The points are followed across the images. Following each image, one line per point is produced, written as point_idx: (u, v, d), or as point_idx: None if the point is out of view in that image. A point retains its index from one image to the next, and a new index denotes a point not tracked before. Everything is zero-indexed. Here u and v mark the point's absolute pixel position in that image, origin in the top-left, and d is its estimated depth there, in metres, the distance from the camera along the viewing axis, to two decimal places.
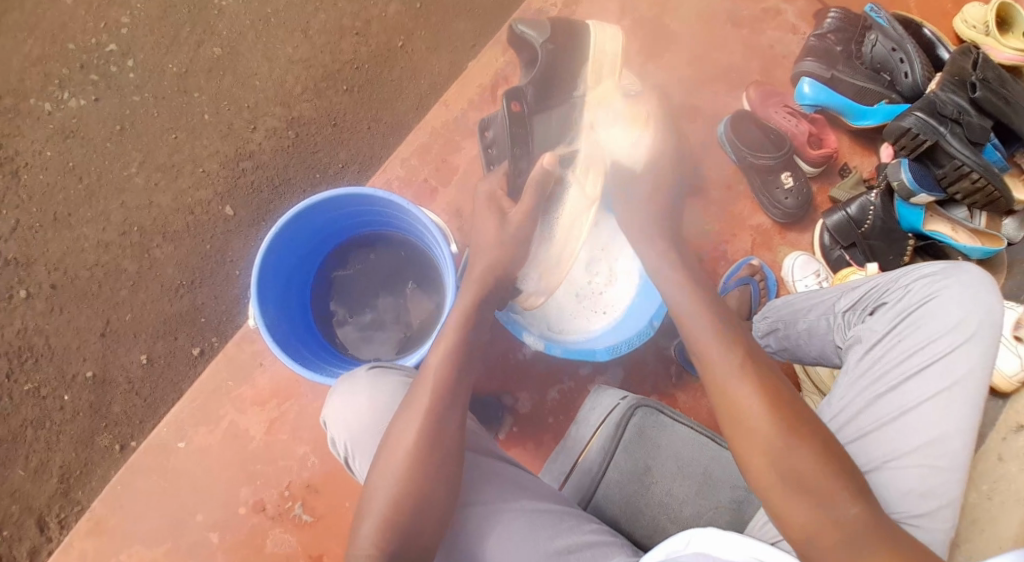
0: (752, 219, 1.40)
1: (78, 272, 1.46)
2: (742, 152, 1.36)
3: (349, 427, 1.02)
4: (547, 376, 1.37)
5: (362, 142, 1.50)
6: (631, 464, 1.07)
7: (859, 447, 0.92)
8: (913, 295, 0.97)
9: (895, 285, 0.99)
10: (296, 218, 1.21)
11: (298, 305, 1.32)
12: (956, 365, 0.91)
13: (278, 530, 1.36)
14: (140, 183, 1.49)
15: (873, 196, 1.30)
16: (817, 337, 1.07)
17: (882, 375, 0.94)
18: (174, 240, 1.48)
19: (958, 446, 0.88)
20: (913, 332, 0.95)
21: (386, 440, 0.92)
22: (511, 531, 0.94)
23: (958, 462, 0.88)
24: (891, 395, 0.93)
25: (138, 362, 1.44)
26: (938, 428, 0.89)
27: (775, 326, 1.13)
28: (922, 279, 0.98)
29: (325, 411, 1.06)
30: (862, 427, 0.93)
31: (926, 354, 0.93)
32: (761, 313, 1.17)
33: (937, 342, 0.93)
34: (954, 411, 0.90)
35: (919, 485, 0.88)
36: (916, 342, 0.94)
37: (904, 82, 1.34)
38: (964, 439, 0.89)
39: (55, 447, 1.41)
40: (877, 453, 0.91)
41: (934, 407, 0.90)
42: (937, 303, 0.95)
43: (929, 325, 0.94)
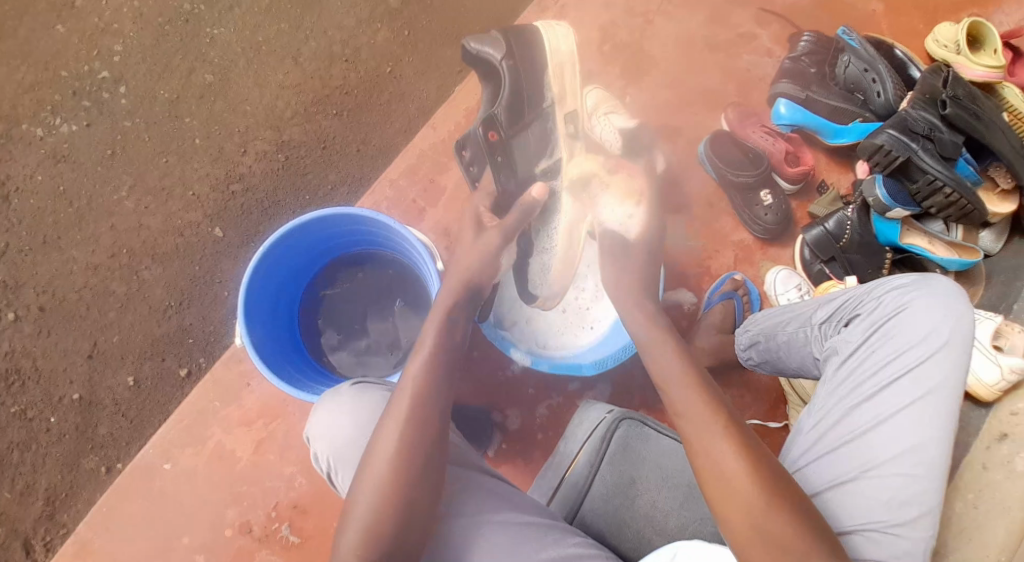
0: (734, 235, 1.43)
1: (67, 295, 1.47)
2: (721, 170, 1.39)
3: (332, 441, 1.02)
4: (534, 392, 1.38)
5: (351, 165, 1.52)
6: (616, 476, 1.08)
7: (837, 455, 0.93)
8: (885, 307, 0.99)
9: (868, 297, 1.02)
10: (282, 239, 1.22)
11: (287, 325, 1.33)
12: (929, 373, 0.93)
13: (265, 552, 1.34)
14: (130, 206, 1.51)
15: (849, 211, 1.32)
16: (796, 349, 1.09)
17: (858, 385, 0.96)
18: (162, 262, 1.49)
19: (933, 454, 0.90)
20: (888, 342, 0.97)
21: (368, 451, 0.92)
22: (495, 544, 0.94)
23: (934, 469, 0.90)
24: (866, 404, 0.95)
25: (126, 384, 1.43)
26: (913, 437, 0.91)
27: (756, 339, 1.15)
28: (894, 291, 1.00)
29: (309, 426, 1.06)
30: (839, 436, 0.94)
31: (900, 364, 0.95)
32: (743, 326, 1.19)
33: (910, 352, 0.95)
34: (929, 419, 0.92)
35: (897, 493, 0.89)
36: (891, 352, 0.96)
37: (877, 101, 1.37)
38: (939, 447, 0.90)
39: (40, 471, 1.40)
40: (856, 462, 0.92)
41: (908, 415, 0.92)
42: (909, 314, 0.97)
43: (902, 335, 0.97)
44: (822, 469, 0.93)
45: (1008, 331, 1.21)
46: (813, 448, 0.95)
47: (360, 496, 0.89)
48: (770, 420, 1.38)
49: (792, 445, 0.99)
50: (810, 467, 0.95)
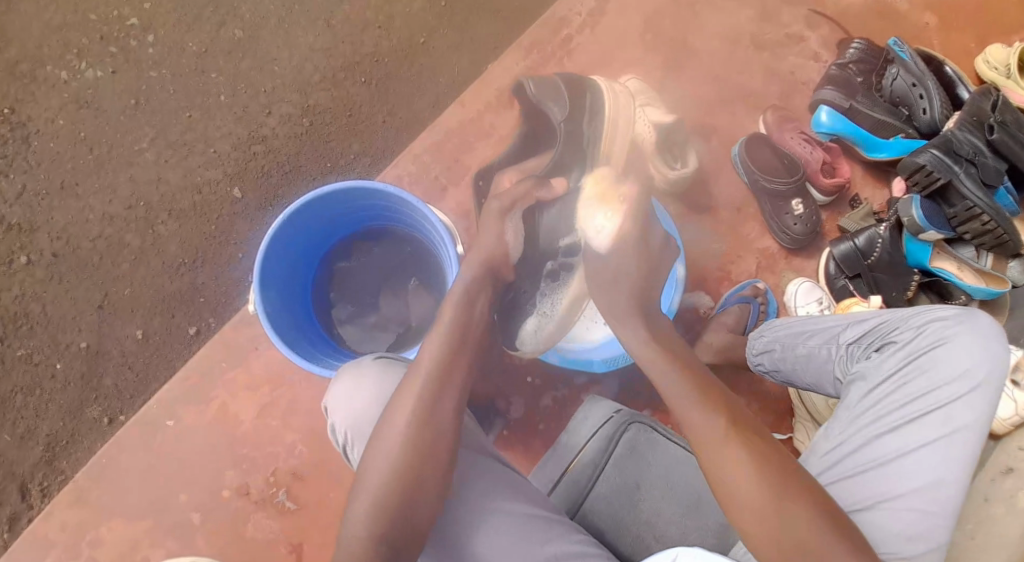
0: (759, 243, 1.40)
1: (81, 243, 1.46)
2: (755, 175, 1.37)
3: (354, 410, 1.00)
4: (541, 381, 1.37)
5: (375, 136, 1.50)
6: (621, 479, 1.07)
7: (852, 483, 0.92)
8: (923, 338, 0.97)
9: (906, 325, 0.99)
10: (295, 214, 1.20)
11: (299, 293, 1.31)
12: (959, 413, 0.92)
13: (260, 514, 1.35)
14: (149, 158, 1.49)
15: (881, 229, 1.30)
16: (815, 365, 1.07)
17: (883, 414, 0.94)
18: (179, 218, 1.47)
19: (952, 494, 0.89)
20: (920, 375, 0.95)
21: (382, 422, 0.92)
22: (498, 531, 0.94)
23: (948, 510, 0.89)
24: (890, 435, 0.93)
25: (134, 337, 1.43)
26: (933, 474, 0.90)
27: (772, 347, 1.13)
28: (934, 322, 0.98)
29: (330, 392, 1.04)
30: (857, 464, 0.93)
31: (930, 400, 0.93)
32: (758, 331, 1.16)
33: (942, 389, 0.94)
34: (952, 458, 0.90)
35: (910, 529, 0.88)
36: (922, 386, 0.94)
37: (923, 118, 1.34)
38: (956, 489, 0.89)
39: (43, 416, 1.41)
40: (871, 492, 0.91)
41: (933, 452, 0.91)
42: (947, 350, 0.95)
43: (935, 371, 0.95)
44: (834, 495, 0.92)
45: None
46: (829, 472, 0.94)
47: (371, 474, 0.89)
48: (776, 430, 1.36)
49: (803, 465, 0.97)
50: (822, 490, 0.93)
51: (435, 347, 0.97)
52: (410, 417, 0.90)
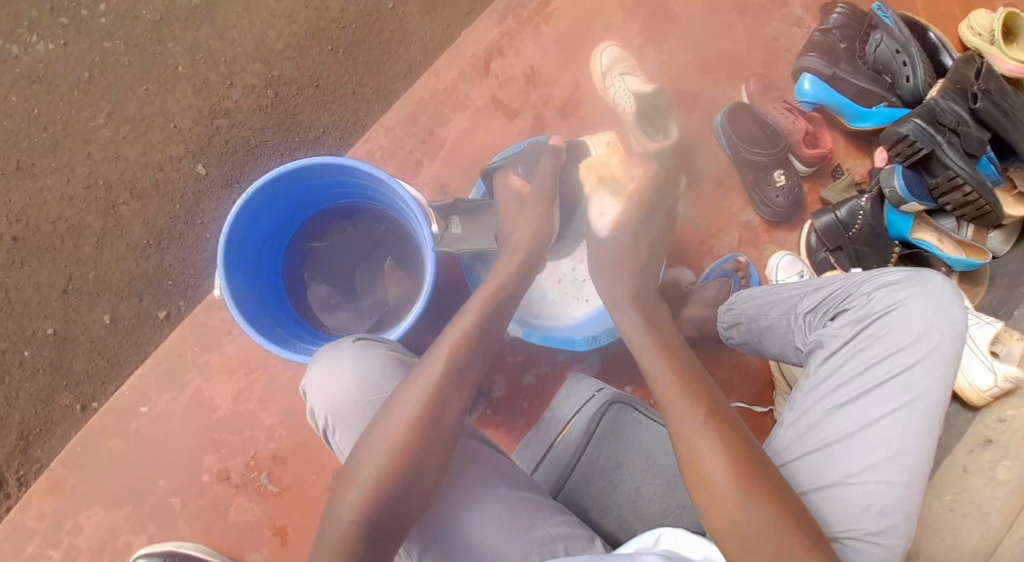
0: (740, 215, 1.39)
1: (40, 225, 1.41)
2: (736, 145, 1.34)
3: (345, 391, 0.97)
4: (522, 358, 1.36)
5: (346, 108, 1.45)
6: (602, 461, 1.06)
7: (816, 459, 0.91)
8: (876, 303, 0.97)
9: (858, 291, 0.99)
10: (260, 193, 1.15)
11: (269, 279, 1.27)
12: (916, 378, 0.92)
13: (242, 498, 1.35)
14: (107, 135, 1.43)
15: (862, 202, 1.28)
16: (778, 336, 1.08)
17: (842, 383, 0.94)
18: (142, 198, 1.42)
19: (914, 462, 0.89)
20: (876, 341, 0.95)
21: (382, 414, 0.90)
22: (491, 518, 0.93)
23: (914, 477, 0.88)
24: (849, 406, 0.93)
25: (102, 322, 1.39)
26: (895, 443, 0.89)
27: (737, 320, 1.14)
28: (886, 287, 0.98)
29: (315, 368, 0.99)
30: (819, 438, 0.92)
31: (887, 366, 0.93)
32: (724, 305, 1.17)
33: (898, 354, 0.93)
34: (913, 426, 0.90)
35: (875, 501, 0.87)
36: (878, 352, 0.94)
37: (906, 86, 1.32)
38: (919, 455, 0.89)
39: (14, 405, 1.38)
40: (835, 466, 0.90)
41: (893, 421, 0.90)
42: (899, 313, 0.95)
43: (891, 336, 0.95)
44: (798, 471, 0.92)
45: (1007, 338, 1.14)
46: (791, 446, 0.94)
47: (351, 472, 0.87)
48: (756, 404, 1.37)
49: (769, 442, 0.97)
50: (787, 467, 0.93)
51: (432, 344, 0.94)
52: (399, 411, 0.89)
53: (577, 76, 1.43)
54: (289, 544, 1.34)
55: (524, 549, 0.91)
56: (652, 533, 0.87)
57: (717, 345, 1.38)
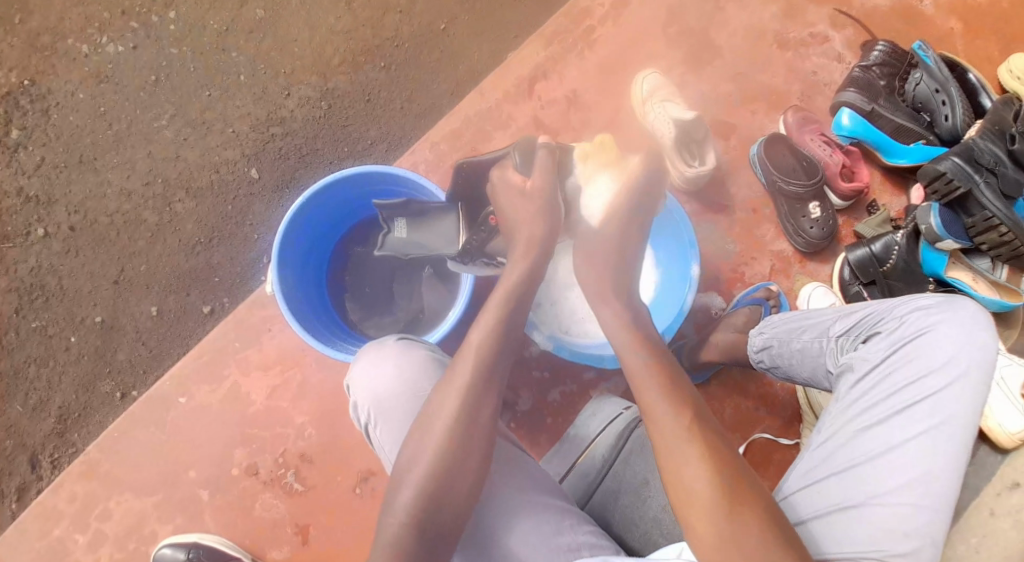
0: (775, 244, 1.41)
1: (99, 218, 1.47)
2: (773, 176, 1.37)
3: (390, 386, 0.99)
4: (550, 374, 1.38)
5: (393, 122, 1.50)
6: (630, 476, 1.07)
7: (844, 480, 0.92)
8: (907, 327, 0.99)
9: (890, 314, 1.01)
10: (315, 194, 1.20)
11: (315, 277, 1.31)
12: (946, 403, 0.92)
13: (268, 495, 1.38)
14: (169, 136, 1.49)
15: (897, 236, 1.30)
16: (809, 359, 1.09)
17: (872, 406, 0.95)
18: (197, 197, 1.48)
19: (943, 486, 0.89)
20: (906, 365, 0.96)
21: (424, 412, 0.93)
22: (520, 524, 0.94)
23: (942, 501, 0.89)
24: (879, 429, 0.94)
25: (149, 313, 1.44)
26: (923, 466, 0.90)
27: (769, 343, 1.15)
28: (917, 312, 0.99)
29: (362, 364, 1.02)
30: (847, 459, 0.93)
31: (917, 390, 0.94)
32: (756, 328, 1.18)
33: (928, 378, 0.94)
34: (942, 450, 0.91)
35: (902, 524, 0.88)
36: (908, 375, 0.95)
37: (944, 125, 1.35)
38: (948, 480, 0.89)
39: (55, 389, 1.42)
40: (864, 487, 0.91)
41: (922, 444, 0.91)
42: (930, 337, 0.96)
43: (921, 360, 0.96)
44: (826, 492, 0.92)
45: None
46: (820, 467, 0.95)
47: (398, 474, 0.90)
48: (783, 436, 1.37)
49: (798, 462, 0.98)
50: (815, 487, 0.94)
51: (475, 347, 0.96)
52: (442, 416, 0.91)
53: (618, 102, 1.47)
54: (310, 544, 1.36)
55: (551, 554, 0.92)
56: (675, 547, 0.90)
57: (745, 373, 1.39)
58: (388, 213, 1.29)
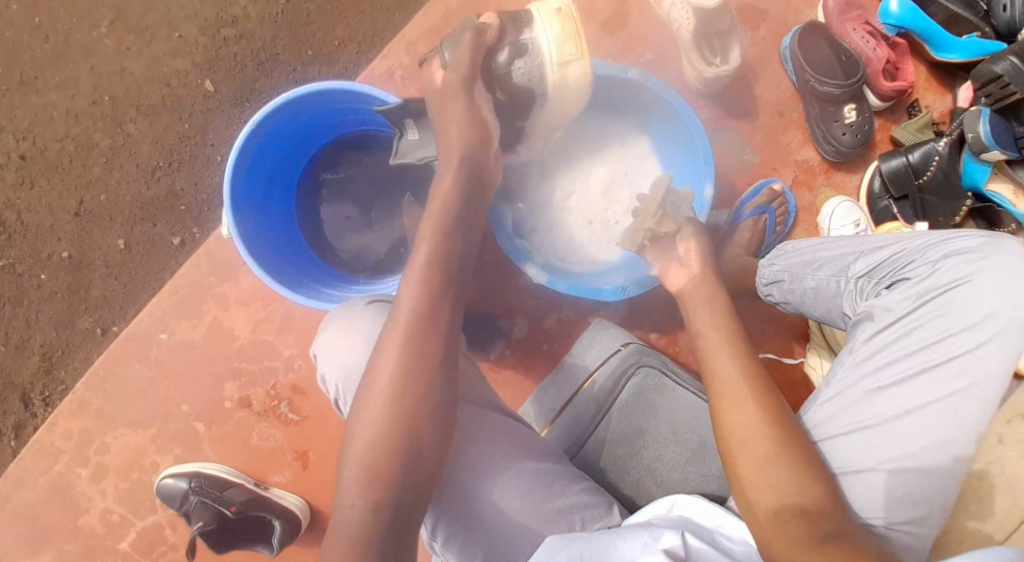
0: (799, 153, 1.27)
1: (48, 144, 1.35)
2: (806, 74, 1.21)
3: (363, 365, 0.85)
4: (544, 300, 1.31)
5: (364, 19, 1.32)
6: (624, 427, 1.01)
7: (852, 444, 0.84)
8: (942, 275, 0.88)
9: (923, 258, 0.90)
10: (272, 115, 1.04)
11: (279, 209, 1.17)
12: (976, 363, 0.84)
13: (264, 425, 1.37)
14: (110, 46, 1.33)
15: (941, 144, 1.17)
16: (822, 298, 0.98)
17: (892, 362, 0.86)
18: (150, 115, 1.34)
19: (959, 449, 0.83)
20: (936, 318, 0.87)
21: (372, 366, 0.78)
22: (511, 484, 0.87)
23: (952, 468, 0.83)
24: (897, 388, 0.85)
25: (116, 247, 1.36)
26: (942, 433, 0.83)
27: (778, 277, 1.02)
28: (955, 257, 0.88)
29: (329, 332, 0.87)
30: (857, 420, 0.85)
31: (946, 348, 0.85)
32: (763, 257, 1.05)
33: (959, 335, 0.85)
34: (962, 414, 0.83)
35: (908, 493, 0.82)
36: (936, 331, 0.86)
37: (1002, 16, 1.17)
38: (964, 447, 0.83)
39: (34, 327, 1.39)
40: (874, 454, 0.83)
41: (942, 408, 0.84)
42: (967, 289, 0.86)
43: (954, 313, 0.86)
44: (830, 456, 0.84)
45: None
46: (826, 428, 0.86)
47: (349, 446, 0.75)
48: (786, 355, 1.31)
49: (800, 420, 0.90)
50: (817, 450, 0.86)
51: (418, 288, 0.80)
52: (383, 381, 0.76)
53: None
54: (311, 469, 1.37)
55: (543, 522, 0.86)
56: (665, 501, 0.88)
57: None
58: (393, 116, 1.03)
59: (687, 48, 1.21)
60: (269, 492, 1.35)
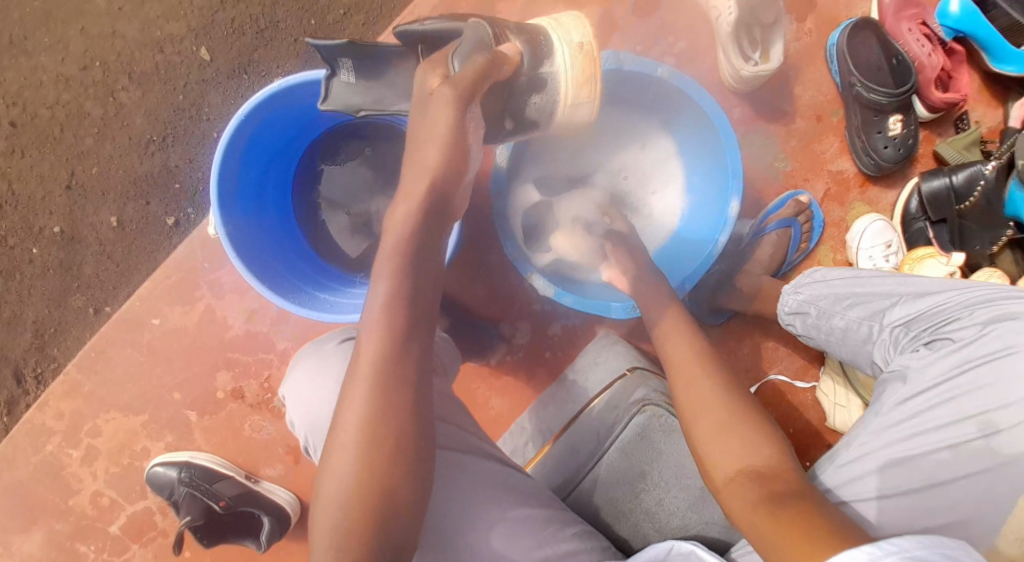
0: (832, 163, 1.17)
1: (38, 111, 1.28)
2: (850, 75, 1.11)
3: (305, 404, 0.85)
4: (550, 305, 1.24)
5: None
6: (626, 464, 0.95)
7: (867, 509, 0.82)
8: (986, 343, 0.82)
9: (968, 320, 0.84)
10: (259, 107, 0.97)
11: (275, 201, 1.09)
12: (1010, 442, 0.79)
13: (256, 417, 1.32)
14: (102, 5, 1.27)
15: (987, 168, 1.06)
16: (852, 341, 0.94)
17: (919, 431, 0.82)
18: (142, 84, 1.28)
19: (977, 534, 0.80)
20: (973, 389, 0.81)
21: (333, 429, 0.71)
22: (494, 533, 0.82)
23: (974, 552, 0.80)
24: (923, 458, 0.82)
25: (110, 224, 1.30)
26: (968, 511, 0.80)
27: (807, 309, 1.00)
28: (1003, 323, 0.82)
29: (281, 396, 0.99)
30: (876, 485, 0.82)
31: (985, 421, 0.80)
32: (794, 286, 1.03)
33: (996, 412, 0.80)
34: (991, 494, 0.79)
35: None
36: (973, 402, 0.81)
37: None
38: (989, 527, 0.79)
39: (27, 302, 1.33)
40: (888, 523, 0.81)
41: (965, 485, 0.80)
42: (1010, 362, 0.80)
43: (994, 385, 0.80)
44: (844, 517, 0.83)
45: None
46: (842, 487, 0.84)
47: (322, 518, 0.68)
48: (800, 377, 1.20)
49: (819, 471, 0.87)
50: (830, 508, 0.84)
51: (376, 340, 0.71)
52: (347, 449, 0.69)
53: None
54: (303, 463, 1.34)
55: None
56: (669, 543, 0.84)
57: None
58: (326, 52, 0.86)
59: (725, 41, 1.11)
60: (259, 486, 1.31)
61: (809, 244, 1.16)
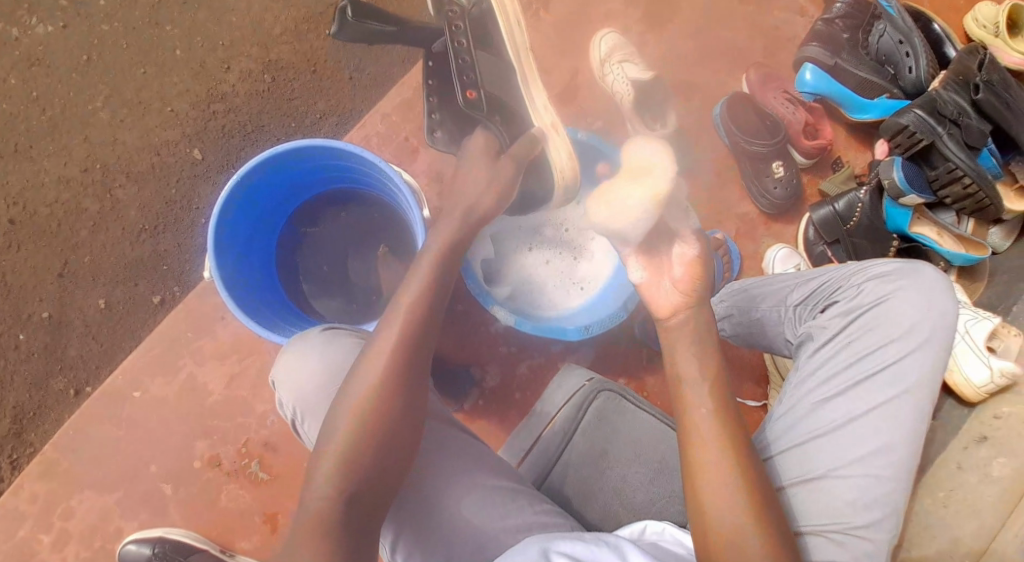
0: (739, 207, 1.39)
1: (38, 208, 1.41)
2: (734, 136, 1.33)
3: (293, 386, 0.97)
4: (515, 348, 1.36)
5: (342, 94, 1.45)
6: (587, 447, 1.04)
7: (802, 451, 0.92)
8: (866, 295, 0.98)
9: (849, 283, 1.00)
10: (256, 170, 1.11)
11: (261, 257, 1.24)
12: (903, 372, 0.93)
13: (232, 485, 1.34)
14: (105, 118, 1.43)
15: (861, 193, 1.27)
16: (770, 328, 1.08)
17: (831, 377, 0.95)
18: (138, 181, 1.42)
19: (900, 454, 0.90)
20: (866, 334, 0.96)
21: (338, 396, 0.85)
22: (461, 503, 0.91)
23: (900, 472, 0.90)
24: (838, 398, 0.94)
25: (97, 306, 1.40)
26: (883, 437, 0.91)
27: (731, 312, 1.14)
28: (876, 279, 0.99)
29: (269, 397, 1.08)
30: (806, 431, 0.93)
31: (880, 357, 0.94)
32: (718, 296, 1.17)
33: (887, 348, 0.94)
34: (899, 417, 0.92)
35: (860, 494, 0.89)
36: (867, 345, 0.95)
37: (908, 77, 1.32)
38: (905, 448, 0.90)
39: (8, 388, 1.38)
40: (822, 460, 0.91)
41: (878, 415, 0.92)
42: (887, 306, 0.96)
43: (880, 327, 0.96)
44: (786, 463, 0.92)
45: (1004, 332, 1.15)
46: (780, 440, 0.94)
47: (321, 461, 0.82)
48: (750, 397, 1.37)
49: (761, 433, 0.98)
50: (773, 460, 0.94)
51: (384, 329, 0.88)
52: (344, 410, 0.83)
53: (575, 64, 1.41)
54: (280, 532, 1.33)
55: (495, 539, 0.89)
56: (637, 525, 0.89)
57: None
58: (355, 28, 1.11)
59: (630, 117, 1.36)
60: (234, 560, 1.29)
61: (732, 272, 1.34)
